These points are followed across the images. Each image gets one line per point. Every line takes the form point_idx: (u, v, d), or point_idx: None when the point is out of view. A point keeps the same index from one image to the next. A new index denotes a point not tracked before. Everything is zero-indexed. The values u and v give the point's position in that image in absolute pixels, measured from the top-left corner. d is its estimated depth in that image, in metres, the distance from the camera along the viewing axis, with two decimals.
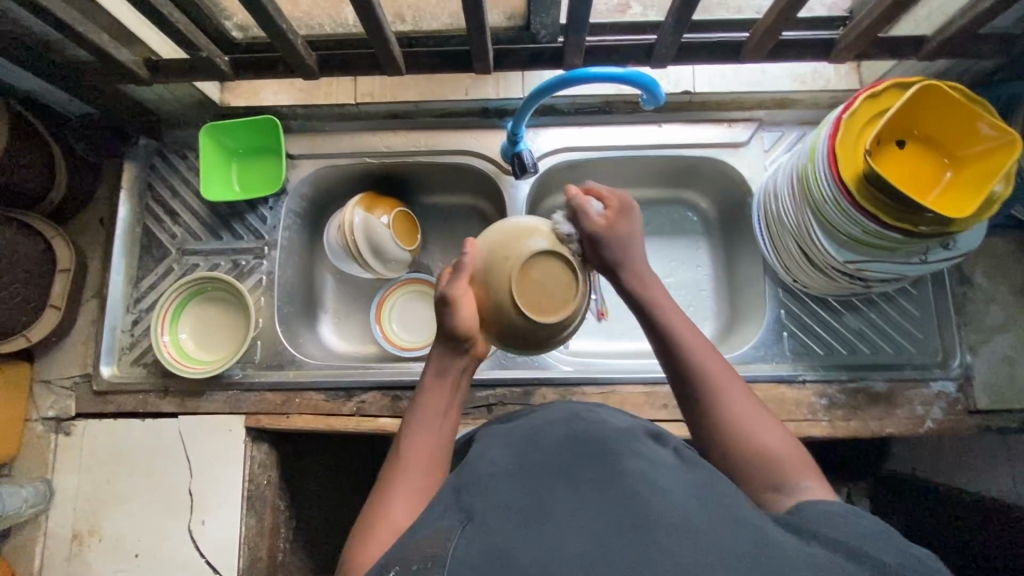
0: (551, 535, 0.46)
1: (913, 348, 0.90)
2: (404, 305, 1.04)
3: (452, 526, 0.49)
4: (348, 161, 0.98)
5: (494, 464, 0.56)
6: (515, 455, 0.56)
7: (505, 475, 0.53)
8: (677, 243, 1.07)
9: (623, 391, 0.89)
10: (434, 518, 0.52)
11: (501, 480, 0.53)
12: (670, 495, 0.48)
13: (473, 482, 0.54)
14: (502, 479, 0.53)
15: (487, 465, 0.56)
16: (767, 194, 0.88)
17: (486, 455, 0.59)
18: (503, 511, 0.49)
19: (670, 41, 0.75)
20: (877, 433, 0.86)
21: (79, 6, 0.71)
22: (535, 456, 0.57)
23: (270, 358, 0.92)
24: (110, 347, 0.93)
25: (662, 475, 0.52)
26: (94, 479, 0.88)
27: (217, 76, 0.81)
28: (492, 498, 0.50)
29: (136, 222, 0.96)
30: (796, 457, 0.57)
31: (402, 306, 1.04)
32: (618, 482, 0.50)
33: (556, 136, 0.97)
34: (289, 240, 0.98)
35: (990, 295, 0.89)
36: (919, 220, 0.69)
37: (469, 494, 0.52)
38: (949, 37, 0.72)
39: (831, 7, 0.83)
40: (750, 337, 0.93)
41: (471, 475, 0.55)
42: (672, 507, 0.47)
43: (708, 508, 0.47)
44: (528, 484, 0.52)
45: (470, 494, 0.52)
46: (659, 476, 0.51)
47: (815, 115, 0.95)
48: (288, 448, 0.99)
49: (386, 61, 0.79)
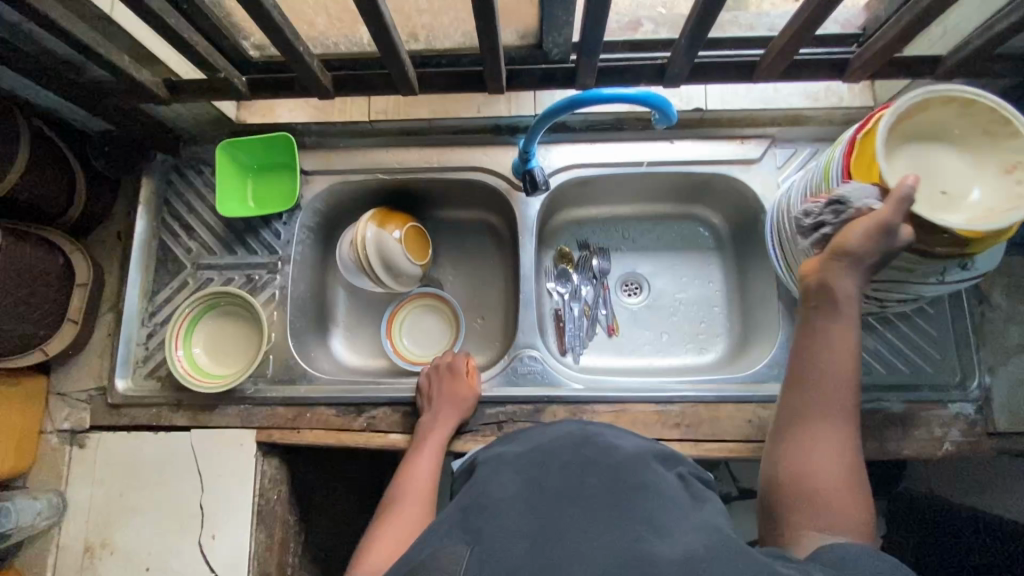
0: (561, 564, 0.47)
1: (931, 368, 0.88)
2: (414, 321, 1.04)
3: (463, 548, 0.50)
4: (361, 177, 0.99)
5: (505, 490, 0.56)
6: (525, 484, 0.57)
7: (515, 503, 0.54)
8: (688, 259, 1.07)
9: (634, 409, 0.88)
10: (447, 539, 0.52)
11: (510, 507, 0.53)
12: (678, 534, 0.50)
13: (486, 505, 0.55)
14: (513, 506, 0.54)
15: (496, 491, 0.56)
16: (780, 212, 0.87)
17: (495, 481, 0.59)
18: (513, 537, 0.50)
19: (683, 61, 0.76)
20: (894, 455, 0.84)
21: (102, 31, 0.72)
22: (545, 482, 0.57)
23: (282, 372, 0.93)
24: (125, 358, 0.94)
25: (671, 512, 0.53)
26: (108, 492, 0.89)
27: (234, 96, 0.82)
28: (502, 525, 0.51)
29: (152, 236, 0.98)
30: (855, 507, 0.57)
31: (413, 322, 1.04)
32: (628, 513, 0.52)
33: (567, 153, 0.98)
34: (302, 254, 0.99)
35: (1010, 315, 0.87)
36: (938, 242, 0.66)
37: (483, 516, 0.53)
38: (966, 57, 0.71)
39: (844, 25, 0.81)
40: (763, 355, 0.92)
41: (482, 501, 0.56)
42: (680, 545, 0.48)
43: (717, 546, 0.48)
44: (538, 513, 0.52)
45: (482, 518, 0.53)
46: (669, 514, 0.52)
47: (828, 132, 0.95)
48: (298, 463, 0.99)
49: (400, 81, 0.80)
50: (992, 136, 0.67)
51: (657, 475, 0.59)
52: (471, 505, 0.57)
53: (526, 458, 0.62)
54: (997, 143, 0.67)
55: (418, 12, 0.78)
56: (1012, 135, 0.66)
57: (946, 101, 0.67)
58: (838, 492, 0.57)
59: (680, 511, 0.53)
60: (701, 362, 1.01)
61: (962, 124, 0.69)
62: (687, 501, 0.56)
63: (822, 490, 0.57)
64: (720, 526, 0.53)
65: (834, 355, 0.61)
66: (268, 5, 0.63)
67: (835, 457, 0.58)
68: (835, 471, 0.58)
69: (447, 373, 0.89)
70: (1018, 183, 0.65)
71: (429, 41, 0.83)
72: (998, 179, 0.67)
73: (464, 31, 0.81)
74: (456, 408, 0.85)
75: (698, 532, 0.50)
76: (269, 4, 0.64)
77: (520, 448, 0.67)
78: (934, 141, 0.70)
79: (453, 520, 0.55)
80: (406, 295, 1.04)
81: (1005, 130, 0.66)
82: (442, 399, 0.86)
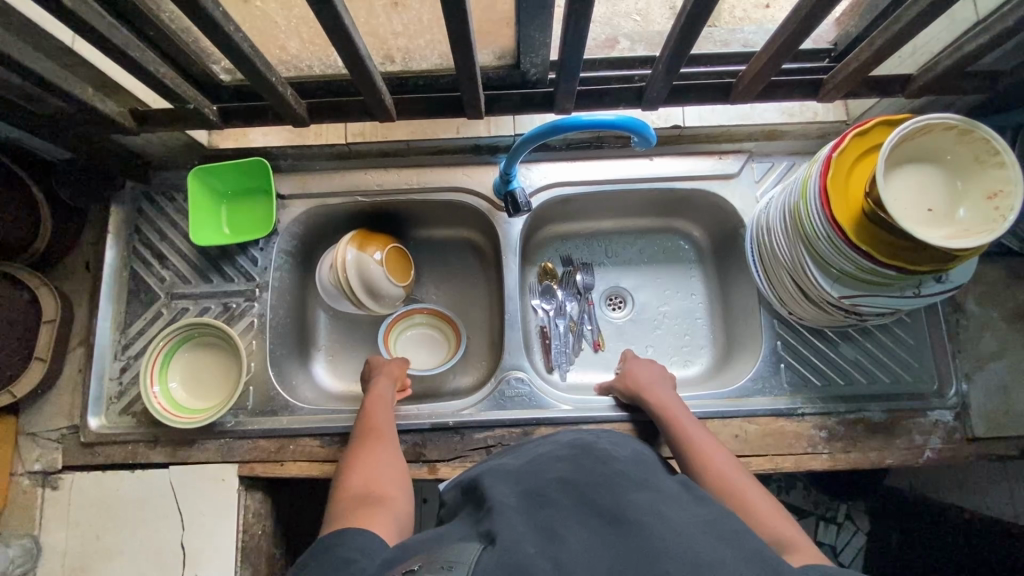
0: (566, 563, 0.46)
1: (909, 376, 0.90)
2: (409, 338, 1.02)
3: (469, 548, 0.50)
4: (339, 200, 0.97)
5: (507, 497, 0.56)
6: (526, 493, 0.56)
7: (517, 509, 0.54)
8: (671, 272, 1.07)
9: (623, 428, 0.88)
10: (452, 539, 0.52)
11: (513, 511, 0.53)
12: (682, 529, 0.49)
13: (489, 509, 0.54)
14: (515, 510, 0.53)
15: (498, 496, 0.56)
16: (760, 228, 0.88)
17: (495, 490, 0.58)
18: (518, 536, 0.49)
19: (660, 85, 0.76)
20: (877, 465, 0.86)
21: (63, 62, 0.70)
22: (545, 489, 0.57)
23: (263, 403, 0.91)
24: (97, 396, 0.91)
25: (672, 508, 0.53)
26: (83, 535, 0.86)
27: (205, 125, 0.81)
28: (506, 526, 0.51)
29: (124, 265, 0.95)
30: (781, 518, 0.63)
31: (409, 340, 1.02)
32: (631, 514, 0.51)
33: (548, 171, 0.97)
34: (280, 280, 0.97)
35: (983, 322, 0.90)
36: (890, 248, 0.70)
37: (488, 520, 0.53)
38: (935, 76, 0.73)
39: (816, 41, 0.82)
40: (747, 369, 0.93)
41: (483, 512, 0.55)
42: (686, 542, 0.48)
43: (722, 542, 0.48)
44: (541, 520, 0.52)
45: (486, 523, 0.53)
46: (671, 510, 0.52)
47: (804, 146, 0.96)
48: (282, 493, 0.97)
49: (377, 107, 0.79)
50: (970, 176, 0.69)
51: (658, 479, 0.59)
52: (476, 515, 0.56)
53: (524, 470, 0.62)
54: (975, 180, 0.68)
55: (394, 36, 0.77)
56: (999, 165, 0.66)
57: (945, 128, 0.67)
58: (771, 520, 0.63)
59: (681, 507, 0.53)
60: (687, 375, 1.01)
61: (949, 143, 0.69)
62: (690, 499, 0.56)
63: (754, 511, 0.64)
64: (719, 516, 0.53)
65: (698, 428, 0.78)
66: (237, 37, 0.61)
67: (751, 486, 0.68)
68: (760, 504, 0.65)
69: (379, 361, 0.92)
70: (998, 213, 0.66)
71: (405, 63, 0.82)
72: (979, 206, 0.67)
73: (441, 53, 0.80)
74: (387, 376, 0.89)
75: (703, 525, 0.50)
76: (237, 36, 0.62)
77: (518, 461, 0.66)
78: (925, 163, 0.71)
79: (462, 529, 0.54)
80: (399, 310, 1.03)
81: (993, 160, 0.67)
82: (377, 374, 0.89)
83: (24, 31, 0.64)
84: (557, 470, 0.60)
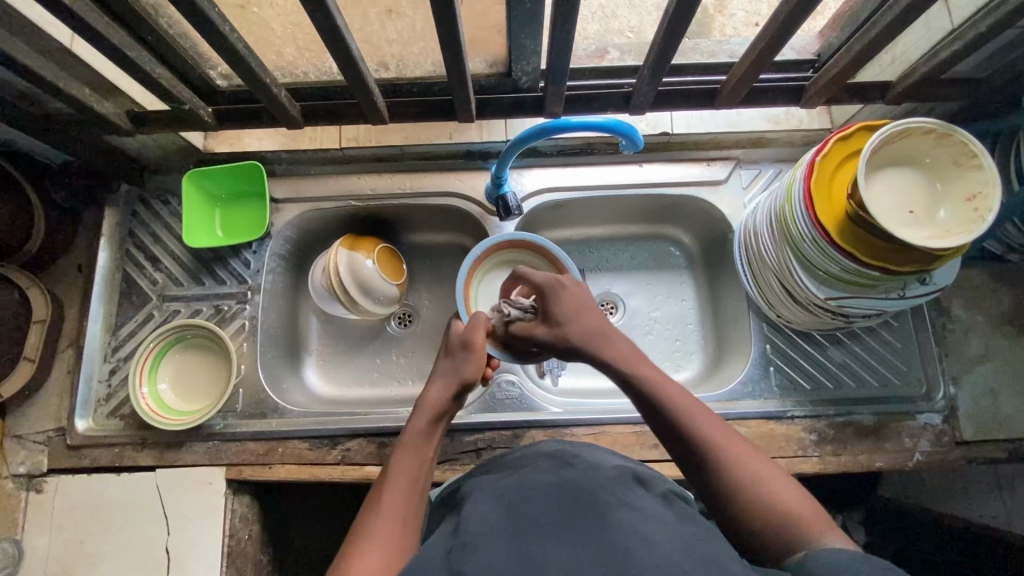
0: None
1: (898, 380, 0.90)
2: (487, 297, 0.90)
3: None
4: (332, 204, 0.98)
5: (484, 520, 0.55)
6: (504, 515, 0.55)
7: (494, 533, 0.53)
8: (661, 278, 1.08)
9: (614, 431, 0.88)
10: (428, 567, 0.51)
11: (489, 538, 0.52)
12: (660, 548, 0.50)
13: (464, 539, 0.53)
14: (491, 536, 0.52)
15: (474, 521, 0.55)
16: (747, 232, 0.90)
17: (472, 513, 0.58)
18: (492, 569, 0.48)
19: (647, 90, 0.78)
20: (867, 468, 0.86)
21: (61, 62, 0.71)
22: (523, 509, 0.56)
23: (253, 406, 0.90)
24: (85, 399, 0.90)
25: (650, 525, 0.53)
26: (67, 539, 0.85)
27: (200, 127, 0.82)
28: (482, 558, 0.50)
29: (116, 268, 0.95)
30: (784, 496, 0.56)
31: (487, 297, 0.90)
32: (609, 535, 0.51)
33: (540, 176, 0.99)
34: (272, 283, 0.97)
35: (969, 326, 0.91)
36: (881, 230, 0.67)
37: (463, 550, 0.51)
38: (913, 83, 0.75)
39: (799, 51, 0.85)
40: (737, 372, 0.93)
41: (462, 525, 0.56)
42: (662, 562, 0.48)
43: (697, 558, 0.49)
44: (518, 541, 0.51)
45: (462, 553, 0.51)
46: (648, 527, 0.53)
47: (790, 153, 0.98)
48: (267, 498, 0.96)
49: (370, 111, 0.81)
50: (958, 169, 0.69)
51: (636, 494, 0.60)
52: (454, 531, 0.56)
53: (503, 487, 0.62)
54: (961, 173, 0.69)
55: (388, 43, 0.79)
56: (976, 168, 0.68)
57: (923, 132, 0.69)
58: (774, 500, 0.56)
59: (658, 525, 0.54)
60: (677, 380, 1.01)
61: (922, 144, 0.70)
62: (668, 516, 0.56)
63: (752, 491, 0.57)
64: (698, 534, 0.53)
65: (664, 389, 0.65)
66: (232, 38, 0.63)
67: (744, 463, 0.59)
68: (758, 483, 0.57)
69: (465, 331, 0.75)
70: (976, 212, 0.67)
71: (398, 69, 0.83)
72: (958, 208, 0.69)
73: (434, 60, 0.82)
74: (455, 383, 0.71)
75: (681, 546, 0.50)
76: (233, 37, 0.63)
77: (498, 475, 0.66)
78: (905, 166, 0.72)
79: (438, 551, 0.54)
80: (393, 312, 1.03)
81: (971, 163, 0.68)
82: (450, 372, 0.72)
83: (25, 32, 0.65)
84: (536, 487, 0.60)
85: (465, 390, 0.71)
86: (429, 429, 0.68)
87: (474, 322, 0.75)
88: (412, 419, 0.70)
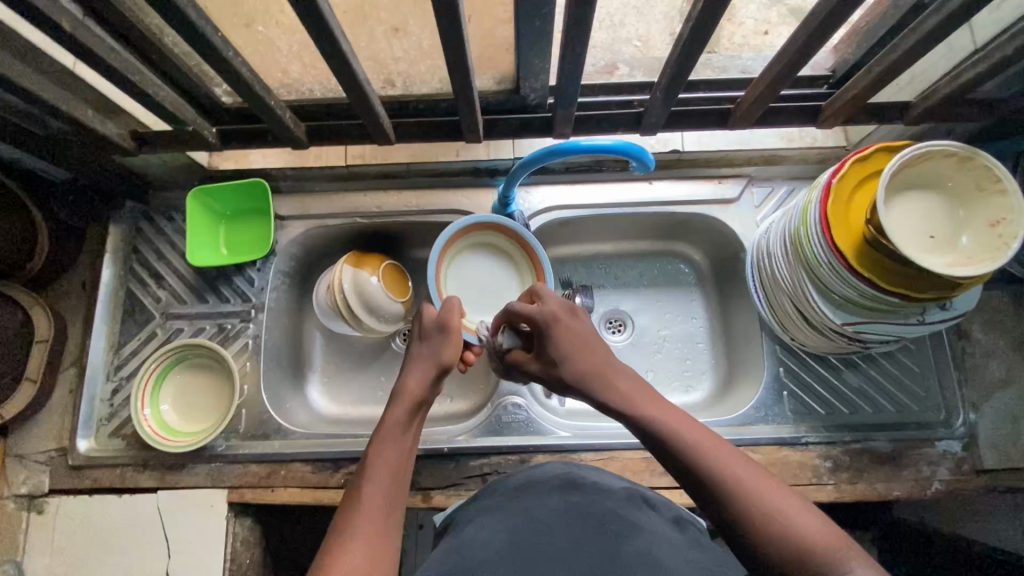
0: None
1: (915, 405, 0.88)
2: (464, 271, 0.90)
3: None
4: (337, 221, 0.96)
5: (489, 548, 0.53)
6: (509, 541, 0.53)
7: (500, 560, 0.51)
8: (671, 295, 1.06)
9: (623, 457, 0.86)
10: None
11: (496, 565, 0.50)
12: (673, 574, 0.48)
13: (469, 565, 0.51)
14: (499, 564, 0.50)
15: (478, 548, 0.53)
16: (761, 252, 0.87)
17: (478, 537, 0.56)
18: None
19: (659, 110, 0.76)
20: (884, 496, 0.84)
21: (66, 85, 0.71)
22: (531, 533, 0.54)
23: (256, 427, 0.89)
24: (87, 417, 0.89)
25: (663, 549, 0.52)
26: (68, 561, 0.84)
27: (205, 147, 0.81)
28: None
29: (120, 285, 0.94)
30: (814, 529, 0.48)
31: (460, 278, 0.91)
32: (619, 559, 0.50)
33: (548, 194, 0.97)
34: (277, 301, 0.96)
35: (990, 349, 0.88)
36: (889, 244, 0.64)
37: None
38: (933, 104, 0.73)
39: (813, 67, 0.83)
40: (749, 396, 0.91)
41: (465, 550, 0.54)
42: None
43: None
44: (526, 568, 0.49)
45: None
46: (660, 551, 0.51)
47: (804, 170, 0.96)
48: (269, 520, 0.94)
49: (375, 129, 0.78)
50: (983, 191, 0.67)
51: (646, 517, 0.58)
52: (457, 557, 0.54)
53: (508, 509, 0.60)
54: (986, 197, 0.67)
55: (394, 60, 0.78)
56: (1000, 193, 0.66)
57: (946, 155, 0.67)
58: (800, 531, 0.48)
59: (670, 549, 0.52)
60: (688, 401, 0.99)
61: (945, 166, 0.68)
62: (683, 543, 0.55)
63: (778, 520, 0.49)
64: (714, 563, 0.52)
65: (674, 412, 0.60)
66: (236, 62, 0.62)
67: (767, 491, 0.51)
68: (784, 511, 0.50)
69: (437, 315, 0.76)
70: (1001, 238, 0.65)
71: (405, 87, 0.82)
72: (981, 233, 0.67)
73: (441, 78, 0.81)
74: (433, 368, 0.72)
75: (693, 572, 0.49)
76: (236, 60, 0.62)
77: (502, 497, 0.65)
78: (926, 190, 0.70)
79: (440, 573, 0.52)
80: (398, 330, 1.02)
81: (995, 187, 0.66)
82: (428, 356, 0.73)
83: (31, 56, 0.65)
84: (543, 509, 0.58)
85: (443, 374, 0.73)
86: (408, 417, 0.68)
87: (446, 305, 0.77)
88: (390, 408, 0.69)
